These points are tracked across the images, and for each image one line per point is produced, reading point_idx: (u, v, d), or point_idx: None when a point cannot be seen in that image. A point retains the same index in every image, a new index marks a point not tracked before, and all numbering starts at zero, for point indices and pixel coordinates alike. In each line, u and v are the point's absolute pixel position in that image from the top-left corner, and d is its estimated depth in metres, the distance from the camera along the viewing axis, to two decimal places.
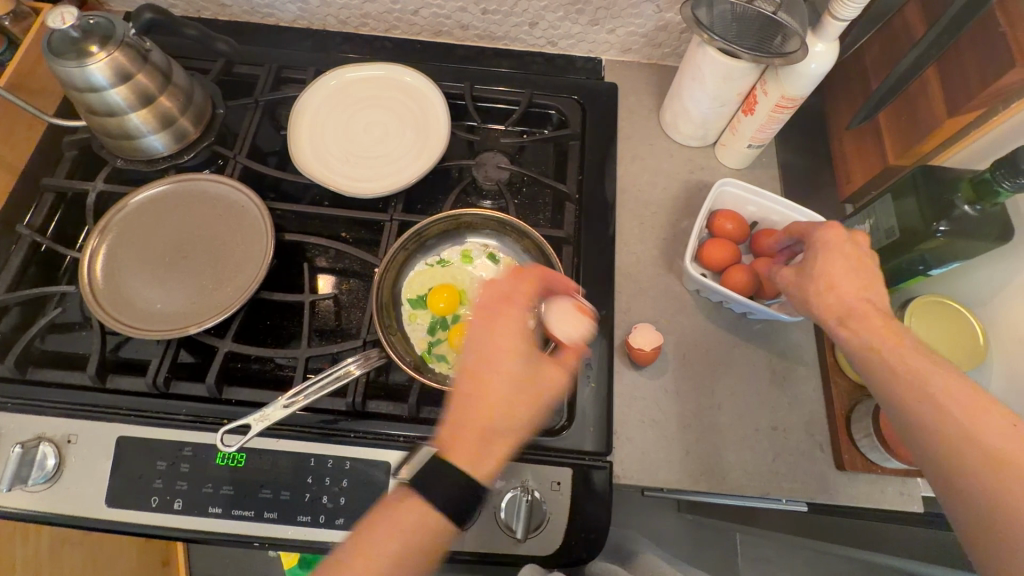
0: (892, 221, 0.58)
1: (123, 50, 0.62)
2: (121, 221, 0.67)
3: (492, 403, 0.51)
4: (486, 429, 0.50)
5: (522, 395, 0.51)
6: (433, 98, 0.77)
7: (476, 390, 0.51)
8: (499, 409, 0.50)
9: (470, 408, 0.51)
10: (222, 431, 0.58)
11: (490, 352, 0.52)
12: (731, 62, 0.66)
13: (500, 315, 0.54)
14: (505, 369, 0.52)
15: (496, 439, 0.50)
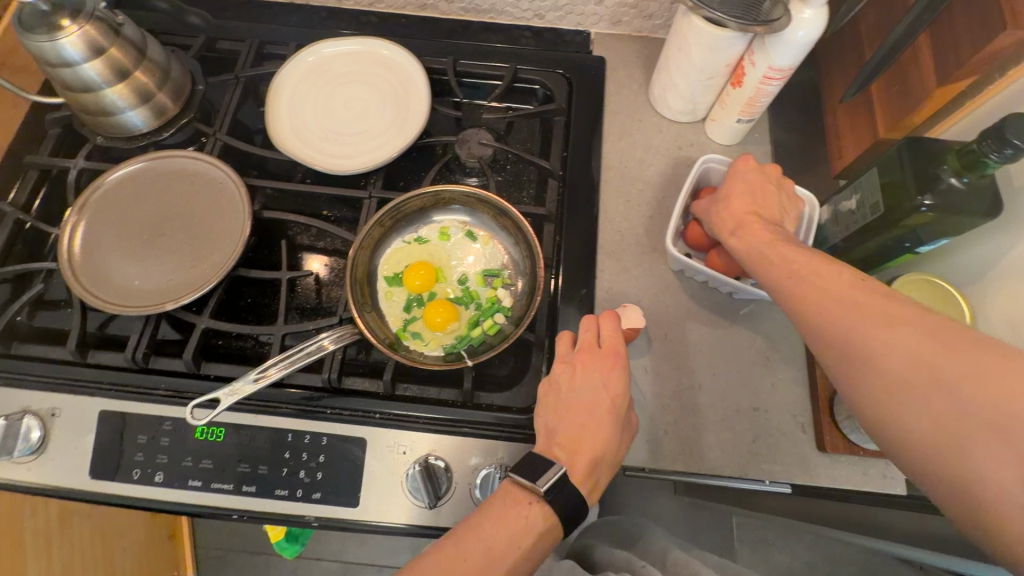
0: (877, 196, 0.56)
1: (95, 24, 0.62)
2: (99, 198, 0.67)
3: (604, 439, 0.56)
4: (600, 455, 0.56)
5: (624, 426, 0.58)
6: (413, 72, 0.76)
7: (590, 423, 0.57)
8: (605, 440, 0.56)
9: (586, 441, 0.56)
10: (192, 406, 0.58)
11: (572, 399, 0.58)
12: (715, 31, 0.64)
13: (597, 363, 0.59)
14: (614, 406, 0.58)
15: (595, 458, 0.56)
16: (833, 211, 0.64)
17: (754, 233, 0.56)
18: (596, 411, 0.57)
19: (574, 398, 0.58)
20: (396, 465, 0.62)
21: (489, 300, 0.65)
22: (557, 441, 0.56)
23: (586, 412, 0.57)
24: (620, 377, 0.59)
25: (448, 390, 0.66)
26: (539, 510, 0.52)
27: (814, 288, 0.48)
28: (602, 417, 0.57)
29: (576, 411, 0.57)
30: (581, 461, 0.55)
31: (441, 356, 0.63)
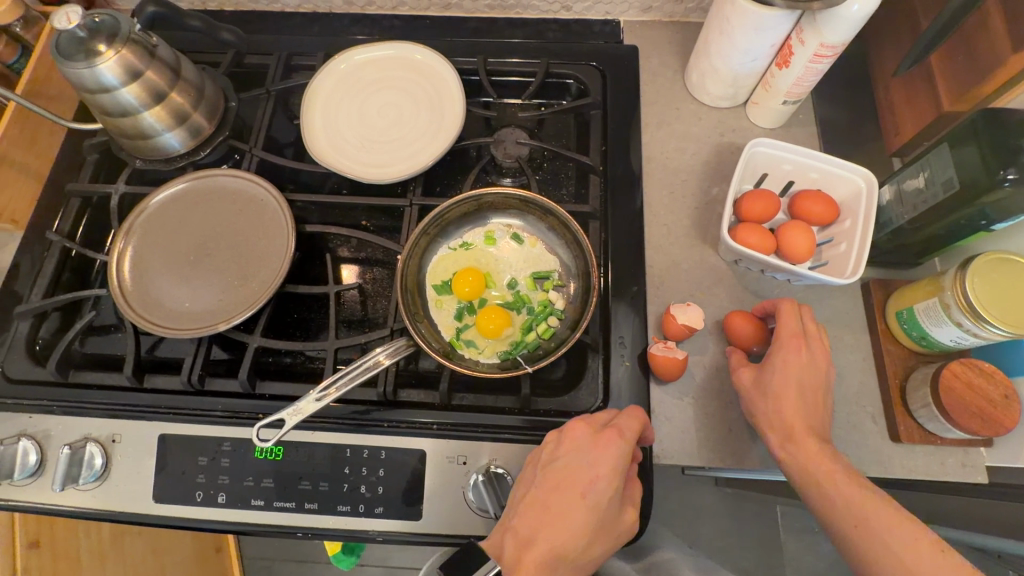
0: (950, 173, 0.54)
1: (130, 47, 0.61)
2: (144, 222, 0.67)
3: (565, 534, 0.53)
4: (557, 554, 0.52)
5: (599, 529, 0.54)
6: (445, 75, 0.74)
7: (558, 507, 0.54)
8: (568, 536, 0.53)
9: (545, 530, 0.53)
10: (257, 427, 0.58)
11: (562, 475, 0.54)
12: (763, 9, 0.62)
13: (594, 442, 0.55)
14: (596, 498, 0.54)
15: (554, 558, 0.52)
16: (897, 190, 0.62)
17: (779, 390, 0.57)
18: (569, 497, 0.54)
19: (557, 473, 0.54)
20: (457, 475, 0.61)
21: (542, 303, 0.64)
22: (517, 519, 0.53)
23: (563, 493, 0.54)
24: (616, 468, 0.54)
25: (504, 397, 0.65)
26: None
27: (785, 384, 0.57)
28: (572, 507, 0.54)
29: (552, 488, 0.54)
30: (527, 555, 0.52)
31: (496, 364, 0.61)
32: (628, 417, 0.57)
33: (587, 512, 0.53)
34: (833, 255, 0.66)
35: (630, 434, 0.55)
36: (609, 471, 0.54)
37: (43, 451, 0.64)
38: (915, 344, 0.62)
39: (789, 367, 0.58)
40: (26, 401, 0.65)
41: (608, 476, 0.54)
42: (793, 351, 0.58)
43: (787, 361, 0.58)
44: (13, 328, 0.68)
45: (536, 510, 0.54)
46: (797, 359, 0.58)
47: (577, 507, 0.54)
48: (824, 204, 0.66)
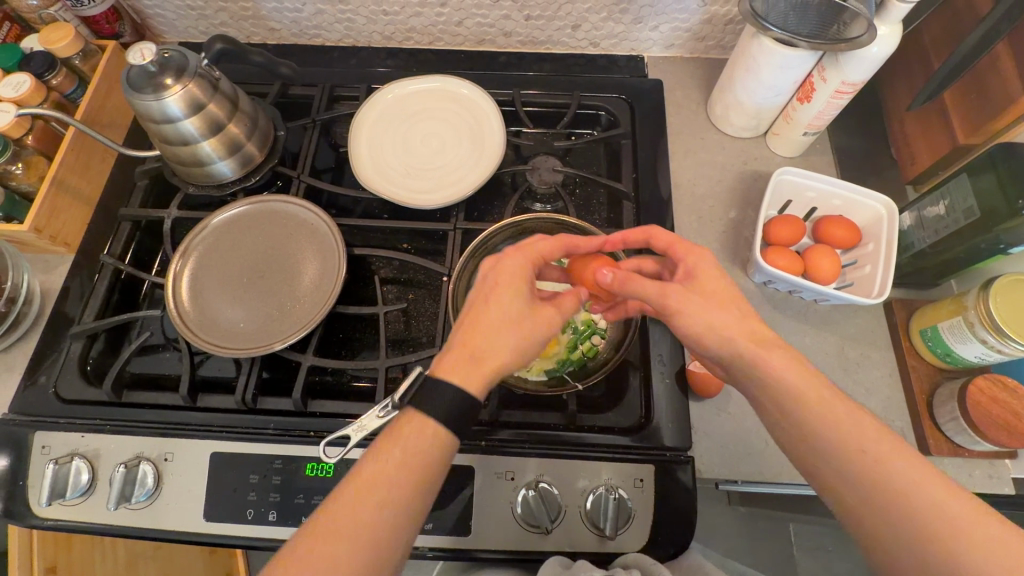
0: (970, 201, 0.59)
1: (196, 81, 0.65)
2: (199, 245, 0.69)
3: (486, 326, 0.54)
4: (475, 348, 0.53)
5: (513, 306, 0.55)
6: (486, 108, 0.79)
7: (483, 317, 0.54)
8: (490, 335, 0.53)
9: (471, 337, 0.53)
10: (323, 444, 0.60)
11: (494, 284, 0.56)
12: (788, 50, 0.66)
13: (496, 262, 0.58)
14: (501, 294, 0.55)
15: (481, 353, 0.53)
16: (918, 215, 0.66)
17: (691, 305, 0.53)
18: (504, 326, 0.54)
19: (484, 287, 0.56)
20: (505, 491, 0.63)
21: (586, 322, 0.67)
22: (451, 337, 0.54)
23: (478, 302, 0.56)
24: (516, 271, 0.57)
25: (549, 413, 0.67)
26: (427, 435, 0.49)
27: (705, 304, 0.53)
28: (506, 326, 0.54)
29: (468, 308, 0.56)
30: (448, 355, 0.53)
31: (544, 381, 0.64)
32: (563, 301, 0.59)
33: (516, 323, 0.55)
34: (858, 277, 0.70)
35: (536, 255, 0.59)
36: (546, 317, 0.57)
37: (95, 471, 0.64)
38: (939, 360, 0.65)
39: (694, 311, 0.53)
40: (77, 421, 0.66)
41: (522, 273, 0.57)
42: (716, 282, 0.54)
43: (710, 291, 0.54)
44: (65, 348, 0.70)
45: (470, 301, 0.56)
46: (737, 307, 0.53)
47: (508, 339, 0.54)
48: (847, 229, 0.69)
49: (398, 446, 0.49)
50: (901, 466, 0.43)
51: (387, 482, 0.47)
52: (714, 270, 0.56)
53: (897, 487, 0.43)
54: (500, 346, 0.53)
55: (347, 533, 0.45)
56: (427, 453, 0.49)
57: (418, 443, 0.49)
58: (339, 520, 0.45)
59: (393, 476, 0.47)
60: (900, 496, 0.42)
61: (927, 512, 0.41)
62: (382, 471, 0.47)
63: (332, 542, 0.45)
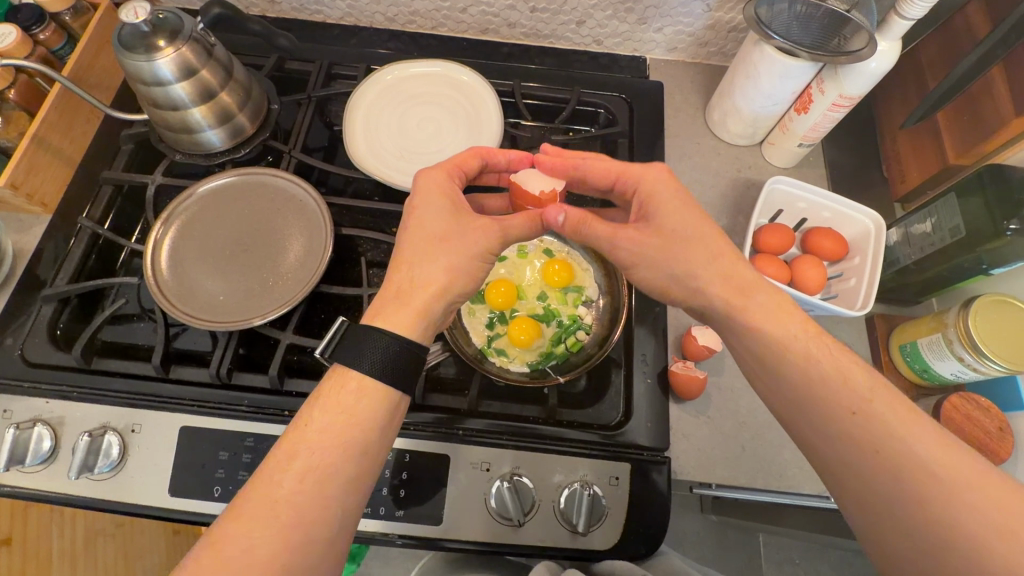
0: (957, 220, 0.59)
1: (190, 45, 0.63)
2: (184, 213, 0.68)
3: (413, 254, 0.54)
4: (411, 277, 0.52)
5: (439, 232, 0.54)
6: (484, 96, 0.78)
7: (410, 249, 0.54)
8: (413, 263, 0.53)
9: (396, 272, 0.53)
10: None
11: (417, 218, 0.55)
12: (790, 60, 0.67)
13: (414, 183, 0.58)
14: (429, 218, 0.55)
15: (408, 290, 0.52)
16: (904, 232, 0.67)
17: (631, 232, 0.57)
18: (425, 249, 0.54)
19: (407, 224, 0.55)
20: (480, 482, 0.62)
21: (571, 318, 0.66)
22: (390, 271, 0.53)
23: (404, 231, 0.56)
24: (448, 193, 0.57)
25: (528, 406, 0.66)
26: (347, 388, 0.48)
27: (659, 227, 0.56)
28: (423, 253, 0.53)
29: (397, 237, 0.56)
30: (388, 289, 0.52)
31: (526, 373, 0.63)
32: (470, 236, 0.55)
33: (439, 255, 0.53)
34: (843, 289, 0.70)
35: (448, 166, 0.59)
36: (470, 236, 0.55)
37: (57, 438, 0.62)
38: (917, 376, 0.66)
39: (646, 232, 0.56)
40: (43, 385, 0.64)
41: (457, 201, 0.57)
42: (658, 190, 0.57)
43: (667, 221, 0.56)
44: (34, 311, 0.67)
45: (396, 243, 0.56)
46: (704, 248, 0.54)
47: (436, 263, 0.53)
48: (835, 241, 0.70)
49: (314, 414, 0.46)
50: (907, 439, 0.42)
51: (307, 454, 0.45)
52: (651, 186, 0.58)
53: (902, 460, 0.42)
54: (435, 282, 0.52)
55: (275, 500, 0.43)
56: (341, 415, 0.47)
57: (347, 402, 0.47)
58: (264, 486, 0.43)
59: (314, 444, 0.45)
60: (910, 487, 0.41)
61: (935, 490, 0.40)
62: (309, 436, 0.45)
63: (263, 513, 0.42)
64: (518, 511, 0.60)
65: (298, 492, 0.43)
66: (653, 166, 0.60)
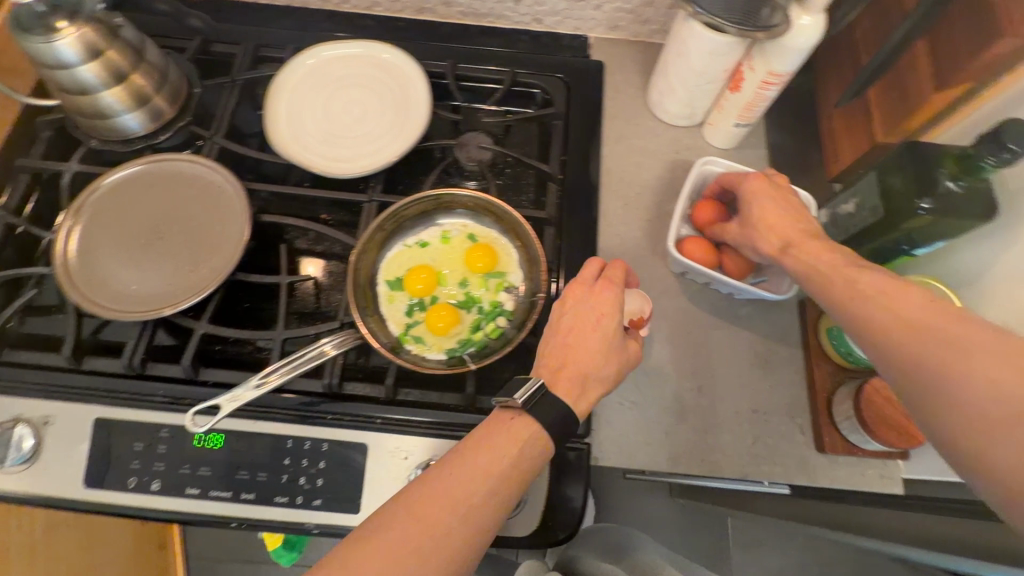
0: (876, 200, 0.57)
1: (92, 26, 0.61)
2: (95, 202, 0.66)
3: (580, 340, 0.58)
4: (581, 377, 0.56)
5: (611, 347, 0.58)
6: (413, 76, 0.75)
7: (579, 343, 0.58)
8: (587, 351, 0.57)
9: (572, 360, 0.57)
10: (189, 412, 0.59)
11: (578, 319, 0.59)
12: (715, 35, 0.64)
13: (591, 292, 0.60)
14: (600, 323, 0.58)
15: (580, 371, 0.57)
16: (831, 213, 0.65)
17: (809, 248, 0.55)
18: (586, 333, 0.58)
19: (568, 321, 0.59)
20: (397, 471, 0.62)
21: (492, 304, 0.65)
22: (550, 357, 0.58)
23: (574, 336, 0.58)
24: (611, 301, 0.59)
25: (448, 394, 0.65)
26: (526, 423, 0.52)
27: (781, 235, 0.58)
28: (596, 338, 0.58)
29: (555, 343, 0.59)
30: (559, 371, 0.56)
31: (443, 360, 0.62)
32: (594, 307, 0.59)
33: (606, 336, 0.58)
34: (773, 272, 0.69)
35: (620, 282, 0.62)
36: (610, 305, 0.59)
37: None
38: (843, 360, 0.65)
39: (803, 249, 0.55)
40: None
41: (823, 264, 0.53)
42: (760, 198, 0.62)
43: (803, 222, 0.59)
44: None
45: (549, 343, 0.59)
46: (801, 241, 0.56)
47: (595, 342, 0.58)
48: None
49: (450, 467, 0.49)
50: (944, 334, 0.40)
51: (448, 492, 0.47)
52: (756, 192, 0.62)
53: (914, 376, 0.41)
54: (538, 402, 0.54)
55: (382, 548, 0.44)
56: (489, 466, 0.49)
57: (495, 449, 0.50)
58: (386, 542, 0.45)
59: (460, 497, 0.47)
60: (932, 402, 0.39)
61: (985, 399, 0.36)
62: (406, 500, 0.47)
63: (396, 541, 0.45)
64: None
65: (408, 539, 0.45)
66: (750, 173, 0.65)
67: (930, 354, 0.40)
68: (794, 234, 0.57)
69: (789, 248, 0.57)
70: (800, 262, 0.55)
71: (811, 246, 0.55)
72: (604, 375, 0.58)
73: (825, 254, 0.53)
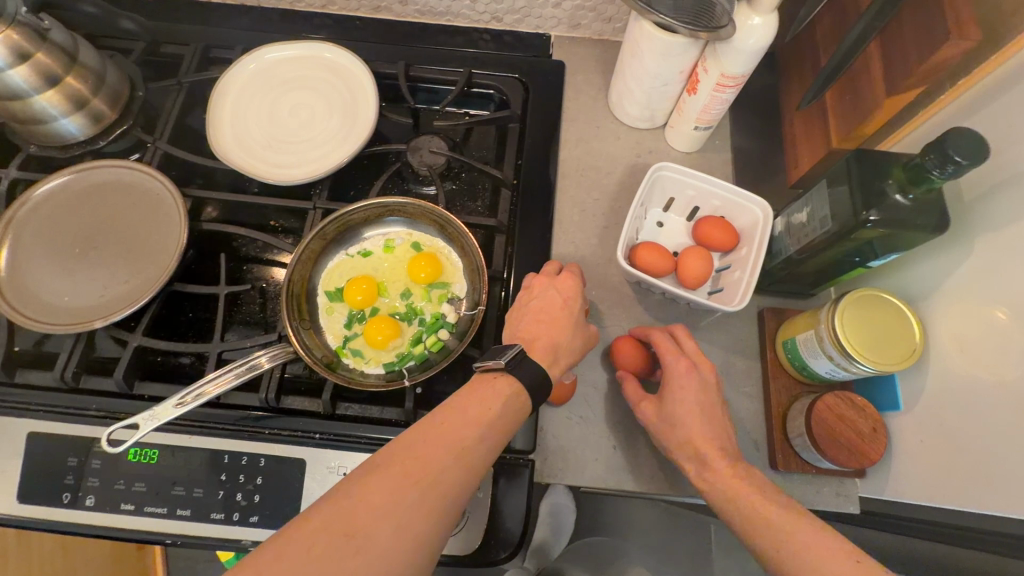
0: (826, 210, 0.54)
1: (17, 28, 0.59)
2: (28, 210, 0.64)
3: (553, 317, 0.59)
4: (555, 348, 0.57)
5: (580, 325, 0.60)
6: (362, 79, 0.73)
7: (551, 320, 0.59)
8: (563, 324, 0.59)
9: (546, 333, 0.58)
10: (109, 430, 0.57)
11: (546, 297, 0.60)
12: (666, 36, 0.62)
13: (554, 280, 0.62)
14: (567, 303, 0.60)
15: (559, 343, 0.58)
16: (787, 222, 0.63)
17: (680, 385, 0.57)
18: (556, 312, 0.59)
19: (536, 303, 0.60)
20: None
21: (434, 316, 0.63)
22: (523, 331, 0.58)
23: (547, 314, 0.59)
24: (575, 285, 0.61)
25: (390, 408, 0.63)
26: (507, 381, 0.52)
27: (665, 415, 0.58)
28: (566, 316, 0.59)
29: (528, 318, 0.59)
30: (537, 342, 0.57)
31: (382, 375, 0.60)
32: (561, 289, 0.61)
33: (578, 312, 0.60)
34: (729, 282, 0.66)
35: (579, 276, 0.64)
36: (576, 288, 0.61)
37: None
38: (799, 373, 0.62)
39: (676, 405, 0.57)
40: None
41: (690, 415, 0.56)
42: (682, 381, 0.58)
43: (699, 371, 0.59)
44: None
45: (520, 321, 0.60)
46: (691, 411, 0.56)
47: (567, 317, 0.59)
48: (723, 232, 0.66)
49: (441, 418, 0.48)
50: (802, 545, 0.46)
51: (440, 440, 0.46)
52: (670, 361, 0.59)
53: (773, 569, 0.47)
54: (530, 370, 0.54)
55: (368, 495, 0.42)
56: (473, 414, 0.49)
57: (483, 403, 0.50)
58: (371, 493, 0.42)
59: (455, 442, 0.47)
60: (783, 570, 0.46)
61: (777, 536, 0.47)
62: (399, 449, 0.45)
63: (378, 490, 0.43)
64: None
65: (395, 486, 0.43)
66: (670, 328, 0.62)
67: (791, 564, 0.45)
68: (688, 408, 0.56)
69: (665, 395, 0.58)
70: (675, 411, 0.57)
71: (675, 364, 0.58)
72: (575, 348, 0.59)
73: (687, 390, 0.57)
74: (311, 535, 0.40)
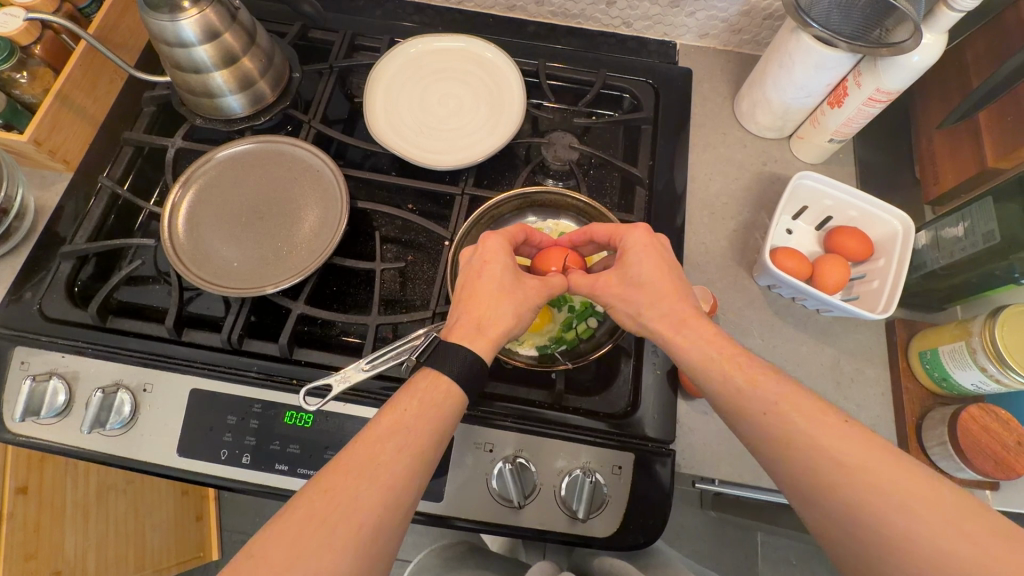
0: (991, 225, 0.58)
1: (214, 7, 0.63)
2: (202, 176, 0.68)
3: (481, 294, 0.56)
4: (474, 329, 0.55)
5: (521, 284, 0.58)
6: (510, 75, 0.76)
7: (489, 296, 0.56)
8: (487, 307, 0.56)
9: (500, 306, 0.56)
10: (302, 392, 0.59)
11: (481, 266, 0.58)
12: (826, 50, 0.64)
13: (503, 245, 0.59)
14: (496, 270, 0.58)
15: (481, 324, 0.55)
16: (933, 236, 0.65)
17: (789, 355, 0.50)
18: (499, 289, 0.57)
19: (468, 278, 0.58)
20: (482, 462, 0.62)
21: (584, 304, 0.67)
22: (460, 315, 0.56)
23: (499, 288, 0.57)
24: (499, 246, 0.59)
25: (535, 390, 0.66)
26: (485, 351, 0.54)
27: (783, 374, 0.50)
28: (510, 286, 0.57)
29: (470, 298, 0.56)
30: (454, 329, 0.55)
31: (535, 356, 0.64)
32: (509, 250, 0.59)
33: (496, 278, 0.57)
34: (865, 291, 0.68)
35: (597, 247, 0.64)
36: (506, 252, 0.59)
37: (72, 392, 0.64)
38: (935, 385, 0.65)
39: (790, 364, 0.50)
40: (59, 340, 0.65)
41: (671, 300, 0.55)
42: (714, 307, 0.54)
43: (639, 267, 0.58)
44: (53, 267, 0.68)
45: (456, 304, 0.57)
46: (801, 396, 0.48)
47: (492, 288, 0.57)
48: (860, 241, 0.68)
49: (395, 416, 0.49)
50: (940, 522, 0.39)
51: (378, 436, 0.47)
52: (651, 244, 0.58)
53: (884, 541, 0.41)
54: (508, 320, 0.56)
55: (341, 491, 0.44)
56: (438, 415, 0.50)
57: (417, 404, 0.49)
58: (337, 486, 0.44)
59: (406, 445, 0.47)
60: (896, 525, 0.40)
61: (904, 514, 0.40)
62: (362, 455, 0.46)
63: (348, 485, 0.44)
64: (508, 463, 0.61)
65: (374, 483, 0.45)
66: (637, 224, 0.60)
67: (887, 509, 0.41)
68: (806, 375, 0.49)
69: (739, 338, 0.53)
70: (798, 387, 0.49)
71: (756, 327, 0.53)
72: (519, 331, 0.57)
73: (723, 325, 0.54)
74: (302, 526, 0.42)
